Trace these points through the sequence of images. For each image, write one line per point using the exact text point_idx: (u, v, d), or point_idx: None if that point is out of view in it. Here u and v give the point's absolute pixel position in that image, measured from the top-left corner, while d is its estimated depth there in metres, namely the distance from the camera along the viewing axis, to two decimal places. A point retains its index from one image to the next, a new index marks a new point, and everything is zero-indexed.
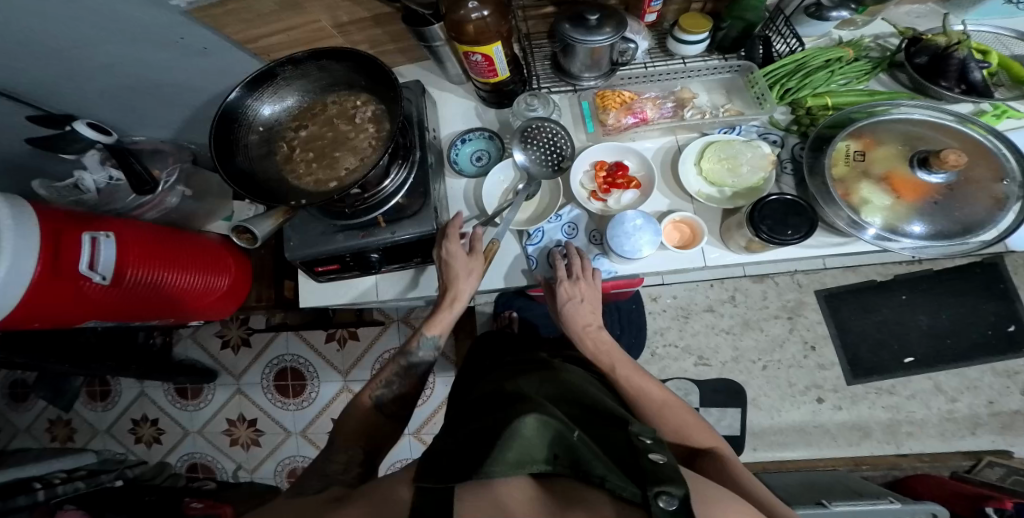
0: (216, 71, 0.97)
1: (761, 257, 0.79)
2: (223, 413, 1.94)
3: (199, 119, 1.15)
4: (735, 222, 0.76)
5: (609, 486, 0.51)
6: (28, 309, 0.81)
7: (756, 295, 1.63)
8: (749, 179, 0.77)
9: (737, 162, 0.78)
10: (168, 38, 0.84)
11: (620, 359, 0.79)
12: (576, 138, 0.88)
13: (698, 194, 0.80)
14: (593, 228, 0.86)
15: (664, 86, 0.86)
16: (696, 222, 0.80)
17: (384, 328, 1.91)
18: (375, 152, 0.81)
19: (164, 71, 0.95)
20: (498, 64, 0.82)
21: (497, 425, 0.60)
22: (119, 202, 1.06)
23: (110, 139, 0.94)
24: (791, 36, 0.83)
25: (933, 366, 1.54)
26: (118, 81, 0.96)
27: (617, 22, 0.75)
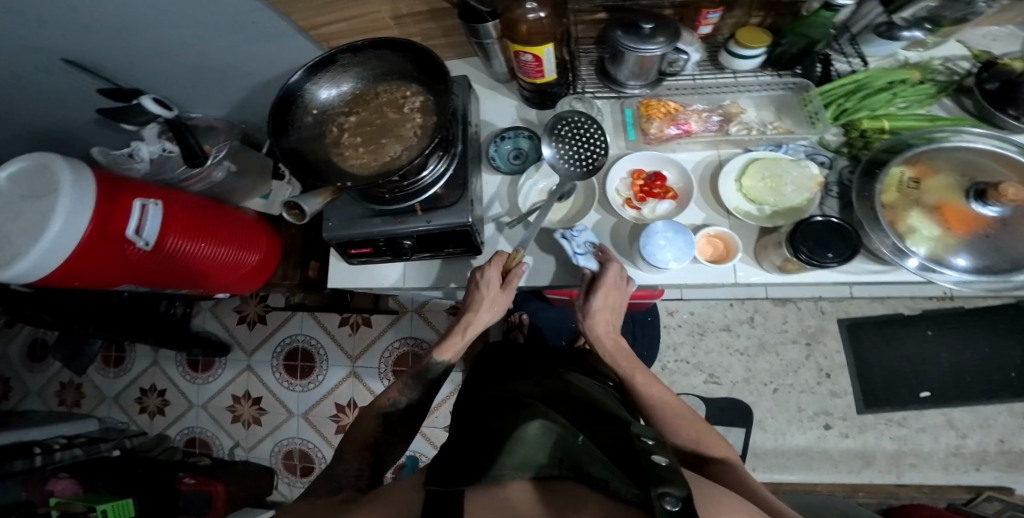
0: (273, 53, 1.00)
1: (795, 278, 0.79)
2: (229, 389, 1.97)
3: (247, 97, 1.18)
4: (772, 241, 0.76)
5: (612, 487, 0.51)
6: (76, 265, 0.88)
7: (776, 318, 1.62)
8: (793, 199, 0.77)
9: (780, 181, 0.78)
10: (239, 21, 0.89)
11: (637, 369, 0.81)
12: (615, 144, 0.89)
13: (736, 209, 0.80)
14: (625, 237, 0.86)
15: (711, 99, 0.86)
16: (731, 238, 0.80)
17: (398, 317, 1.92)
18: (419, 142, 0.83)
19: (225, 49, 0.98)
20: (546, 66, 0.82)
21: (503, 429, 0.63)
22: (170, 173, 1.12)
23: (170, 114, 1.04)
24: (854, 56, 0.83)
25: (948, 402, 1.52)
26: (178, 55, 1.00)
27: (670, 33, 0.76)
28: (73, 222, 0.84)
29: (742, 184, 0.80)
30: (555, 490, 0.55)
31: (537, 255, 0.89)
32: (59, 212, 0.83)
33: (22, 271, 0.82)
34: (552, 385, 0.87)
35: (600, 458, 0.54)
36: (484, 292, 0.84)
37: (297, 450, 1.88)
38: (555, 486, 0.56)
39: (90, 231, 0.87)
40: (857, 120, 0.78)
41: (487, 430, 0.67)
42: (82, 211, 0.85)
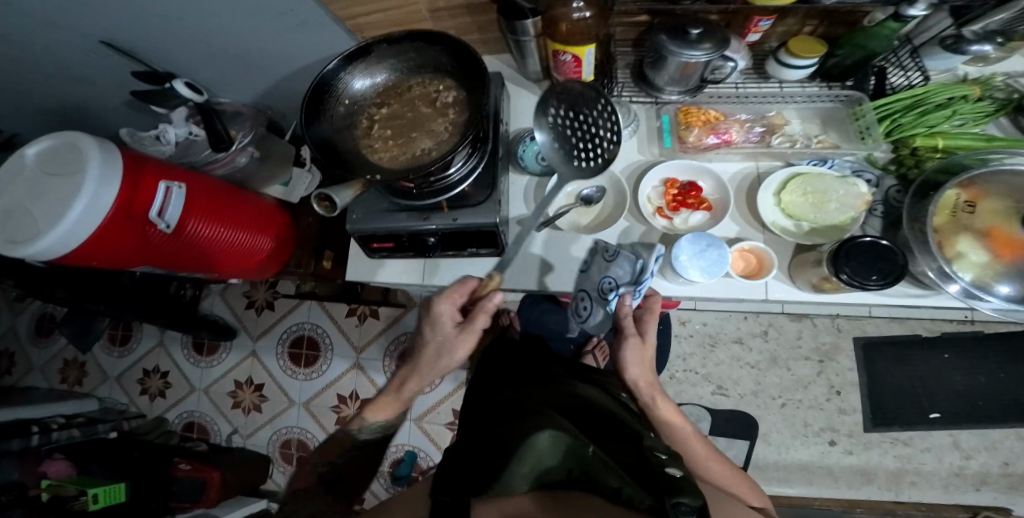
0: (304, 39, 0.99)
1: (829, 298, 0.77)
2: (232, 375, 1.95)
3: (270, 80, 1.17)
4: (811, 259, 0.75)
5: (626, 495, 0.54)
6: (98, 242, 0.92)
7: (790, 333, 1.60)
8: (834, 217, 0.75)
9: (824, 197, 0.76)
10: (276, 7, 0.89)
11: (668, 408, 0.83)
12: (649, 150, 0.87)
13: (773, 224, 0.78)
14: (656, 247, 0.84)
15: (753, 108, 0.84)
16: (767, 253, 0.78)
17: (406, 310, 1.90)
18: (450, 139, 0.81)
19: (255, 31, 0.97)
20: (585, 66, 0.81)
21: (515, 435, 0.66)
22: (194, 155, 1.19)
23: (199, 98, 1.08)
24: (913, 69, 0.79)
25: (957, 424, 1.51)
26: (206, 34, 0.99)
27: (717, 40, 0.73)
28: (96, 199, 0.88)
29: (782, 199, 0.78)
30: (564, 497, 0.56)
31: (568, 260, 0.87)
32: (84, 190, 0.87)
33: (42, 248, 0.86)
34: (563, 389, 0.87)
35: (613, 469, 0.57)
36: (435, 335, 0.80)
37: (295, 439, 1.87)
38: (564, 493, 0.57)
39: (114, 210, 0.91)
40: (910, 137, 0.76)
41: (499, 436, 0.69)
42: (105, 190, 0.89)
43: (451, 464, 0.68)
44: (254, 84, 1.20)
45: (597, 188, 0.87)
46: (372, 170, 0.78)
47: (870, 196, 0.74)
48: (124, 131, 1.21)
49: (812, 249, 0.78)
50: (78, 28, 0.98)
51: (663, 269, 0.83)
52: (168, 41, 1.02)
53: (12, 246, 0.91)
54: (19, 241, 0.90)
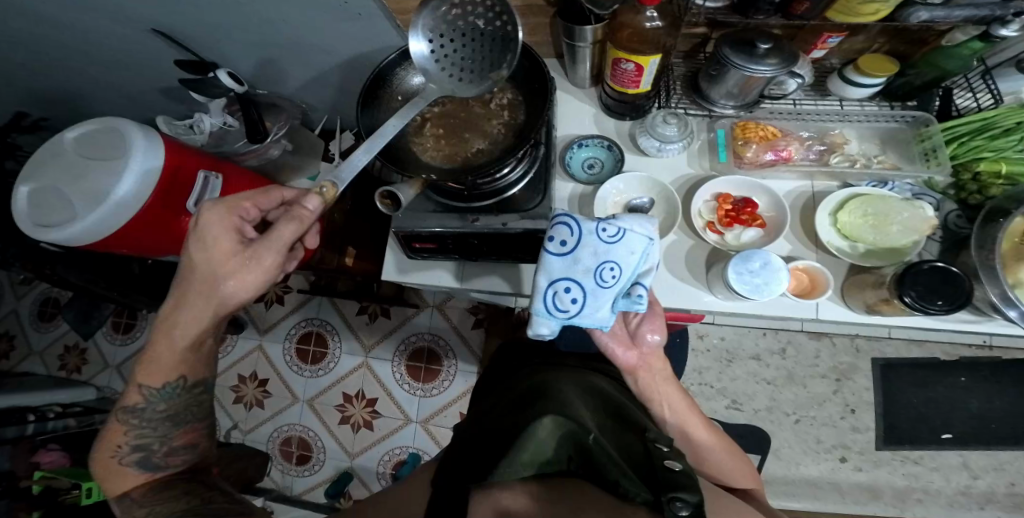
0: (353, 28, 0.99)
1: (881, 321, 0.77)
2: (236, 369, 1.92)
3: (304, 61, 1.16)
4: (869, 281, 0.75)
5: (623, 489, 0.57)
6: (137, 226, 0.99)
7: (808, 352, 1.60)
8: (896, 240, 0.75)
9: (886, 219, 0.76)
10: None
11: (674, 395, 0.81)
12: (700, 163, 0.86)
13: (829, 244, 0.78)
14: (705, 260, 0.83)
15: (811, 126, 0.85)
16: (824, 274, 0.77)
17: (418, 311, 1.87)
18: (509, 142, 0.79)
19: (303, 17, 0.97)
20: (644, 77, 0.79)
21: (518, 422, 0.68)
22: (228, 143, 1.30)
23: (241, 88, 1.17)
24: (984, 91, 0.78)
25: (968, 445, 1.50)
26: (249, 12, 0.98)
27: (782, 55, 0.73)
28: (134, 183, 0.95)
29: (841, 219, 0.77)
30: (560, 484, 0.60)
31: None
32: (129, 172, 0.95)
33: (75, 233, 0.92)
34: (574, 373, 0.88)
35: (612, 461, 0.59)
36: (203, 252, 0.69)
37: (296, 437, 1.84)
38: (558, 481, 0.61)
39: (154, 195, 0.99)
40: (974, 162, 0.76)
41: (503, 433, 0.69)
42: (141, 188, 0.96)
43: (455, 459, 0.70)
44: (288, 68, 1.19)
45: (647, 199, 0.85)
46: (426, 169, 0.76)
47: (938, 221, 0.74)
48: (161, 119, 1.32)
49: (869, 270, 0.77)
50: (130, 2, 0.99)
51: (711, 283, 0.82)
52: (215, 20, 1.03)
53: (39, 227, 0.97)
54: (47, 223, 0.97)
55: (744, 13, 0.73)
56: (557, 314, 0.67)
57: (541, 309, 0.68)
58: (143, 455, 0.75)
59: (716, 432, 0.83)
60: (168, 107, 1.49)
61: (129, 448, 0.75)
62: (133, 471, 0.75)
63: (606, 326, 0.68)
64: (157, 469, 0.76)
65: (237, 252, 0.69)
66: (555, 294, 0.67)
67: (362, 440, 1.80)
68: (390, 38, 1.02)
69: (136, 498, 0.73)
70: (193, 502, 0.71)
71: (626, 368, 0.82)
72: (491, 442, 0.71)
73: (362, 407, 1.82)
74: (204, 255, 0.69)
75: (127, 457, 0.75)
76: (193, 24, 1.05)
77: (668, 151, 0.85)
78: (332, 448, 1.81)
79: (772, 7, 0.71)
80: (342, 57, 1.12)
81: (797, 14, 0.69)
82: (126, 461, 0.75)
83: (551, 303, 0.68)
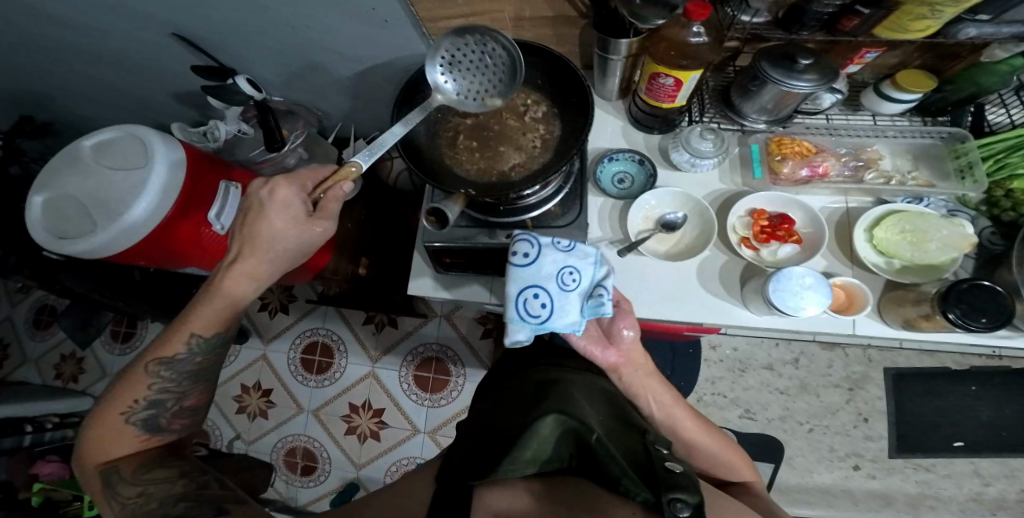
0: (379, 36, 0.98)
1: (920, 336, 0.78)
2: (239, 379, 1.88)
3: (319, 65, 1.14)
4: (908, 298, 0.75)
5: (623, 488, 0.59)
6: (158, 236, 1.01)
7: (821, 362, 1.60)
8: (935, 257, 0.76)
9: (923, 236, 0.76)
10: (360, 6, 0.89)
11: (659, 394, 0.82)
12: (735, 178, 0.86)
13: (865, 261, 0.79)
14: (739, 277, 0.83)
15: (844, 141, 0.85)
16: (863, 291, 0.77)
17: (425, 320, 1.85)
18: (544, 158, 0.79)
19: (324, 21, 0.96)
20: (682, 92, 0.79)
21: (523, 421, 0.72)
22: (243, 151, 1.30)
23: (258, 94, 1.19)
24: (1016, 108, 0.79)
25: (980, 453, 1.49)
26: (270, 16, 0.97)
27: (821, 71, 0.73)
28: (155, 196, 0.98)
29: (878, 235, 0.78)
30: (563, 485, 0.63)
31: (655, 286, 0.84)
32: (149, 184, 0.97)
33: (104, 241, 0.95)
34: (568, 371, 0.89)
35: (614, 458, 0.62)
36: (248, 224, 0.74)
37: (301, 447, 1.80)
38: (559, 480, 0.64)
39: (175, 207, 1.01)
40: (1009, 179, 0.76)
41: (505, 431, 0.72)
42: (166, 191, 0.99)
43: (458, 452, 0.73)
44: (304, 72, 1.18)
45: (680, 214, 0.85)
46: (463, 184, 0.76)
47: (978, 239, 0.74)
48: (176, 127, 1.32)
49: (906, 287, 0.78)
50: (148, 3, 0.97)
51: (746, 299, 0.81)
52: (233, 22, 1.01)
53: (62, 239, 1.00)
54: (71, 235, 1.01)
55: (787, 29, 0.73)
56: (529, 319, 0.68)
57: (512, 316, 0.69)
58: (152, 415, 0.76)
59: (701, 421, 0.85)
60: (176, 112, 1.46)
61: (143, 407, 0.76)
62: (128, 440, 0.74)
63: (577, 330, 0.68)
64: (157, 432, 0.77)
65: (309, 224, 0.73)
66: (523, 299, 0.69)
67: (369, 450, 1.76)
68: (414, 45, 1.01)
69: (124, 473, 0.71)
70: (189, 487, 0.70)
71: (608, 366, 0.80)
72: (491, 438, 0.73)
73: (368, 418, 1.79)
74: (270, 222, 0.72)
75: (130, 419, 0.75)
76: (212, 27, 1.04)
77: (700, 166, 0.85)
78: (338, 458, 1.78)
79: (816, 24, 0.71)
80: (359, 62, 1.10)
81: (843, 31, 0.70)
82: (130, 420, 0.75)
83: (522, 309, 0.69)
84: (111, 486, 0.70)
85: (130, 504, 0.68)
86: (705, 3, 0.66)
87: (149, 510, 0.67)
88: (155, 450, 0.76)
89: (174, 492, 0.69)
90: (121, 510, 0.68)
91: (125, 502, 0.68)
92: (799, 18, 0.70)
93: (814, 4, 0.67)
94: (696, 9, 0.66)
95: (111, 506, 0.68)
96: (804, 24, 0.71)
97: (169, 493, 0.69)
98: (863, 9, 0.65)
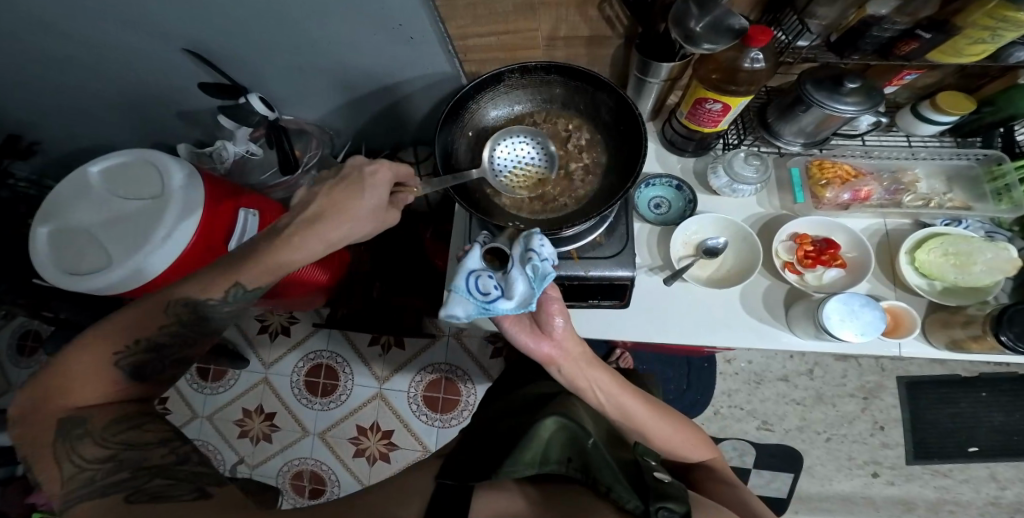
0: (406, 53, 0.97)
1: (963, 356, 0.83)
2: (241, 402, 1.68)
3: (342, 84, 1.12)
4: (954, 320, 0.81)
5: (615, 496, 0.60)
6: (178, 267, 0.98)
7: (835, 372, 1.57)
8: (981, 278, 0.81)
9: (970, 259, 0.82)
10: (386, 21, 0.87)
11: (601, 382, 0.75)
12: (780, 200, 0.93)
13: (911, 284, 0.84)
14: (786, 301, 0.87)
15: (884, 164, 0.93)
16: (909, 313, 0.82)
17: (433, 340, 1.67)
18: (594, 184, 0.81)
19: (350, 38, 0.94)
20: (727, 116, 0.83)
21: (522, 429, 0.74)
22: (254, 175, 1.28)
23: (270, 113, 1.15)
24: None
25: (995, 457, 1.50)
26: (301, 35, 0.95)
27: (866, 95, 0.74)
28: (175, 230, 0.95)
29: (921, 257, 0.83)
30: (559, 495, 0.64)
31: (702, 311, 0.86)
32: (168, 218, 0.95)
33: (121, 277, 0.93)
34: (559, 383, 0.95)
35: (608, 465, 0.64)
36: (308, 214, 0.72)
37: (309, 470, 1.61)
38: (559, 488, 0.66)
39: (195, 240, 0.98)
40: None
41: (507, 437, 0.74)
42: (183, 216, 0.96)
43: (453, 454, 0.72)
44: (322, 89, 1.15)
45: (722, 240, 0.88)
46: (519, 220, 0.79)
47: (1020, 261, 0.79)
48: (182, 147, 1.27)
49: (949, 309, 0.83)
50: (167, 20, 0.94)
51: (792, 324, 0.84)
52: (255, 42, 0.99)
53: (76, 275, 0.97)
54: (84, 271, 0.97)
55: (840, 53, 0.79)
56: (478, 296, 0.66)
57: (460, 285, 0.67)
58: (148, 363, 0.67)
59: (662, 411, 0.81)
60: (175, 130, 1.39)
61: (146, 348, 0.67)
62: (105, 386, 0.64)
63: (526, 305, 0.64)
64: (144, 382, 0.67)
65: (388, 213, 0.75)
66: (477, 279, 0.68)
67: (379, 474, 1.58)
68: (437, 62, 0.99)
69: (91, 427, 0.60)
70: (169, 458, 0.60)
71: (543, 359, 0.72)
72: (495, 442, 0.74)
73: (378, 440, 1.61)
74: (369, 202, 0.72)
75: (124, 360, 0.66)
76: (230, 45, 1.00)
77: (740, 191, 0.91)
78: (347, 479, 1.59)
79: (871, 48, 0.77)
80: (379, 78, 1.08)
81: (898, 55, 0.76)
82: (119, 363, 0.65)
83: (472, 284, 0.67)
84: (69, 439, 0.59)
85: (92, 469, 0.57)
86: (762, 28, 0.71)
87: (116, 480, 0.56)
88: (136, 409, 0.65)
89: (154, 462, 0.59)
90: (78, 473, 0.57)
91: (83, 466, 0.57)
92: (855, 42, 0.77)
93: (874, 29, 0.73)
94: (757, 35, 0.71)
95: (66, 466, 0.57)
96: (858, 48, 0.77)
97: (143, 463, 0.58)
98: (924, 33, 0.71)
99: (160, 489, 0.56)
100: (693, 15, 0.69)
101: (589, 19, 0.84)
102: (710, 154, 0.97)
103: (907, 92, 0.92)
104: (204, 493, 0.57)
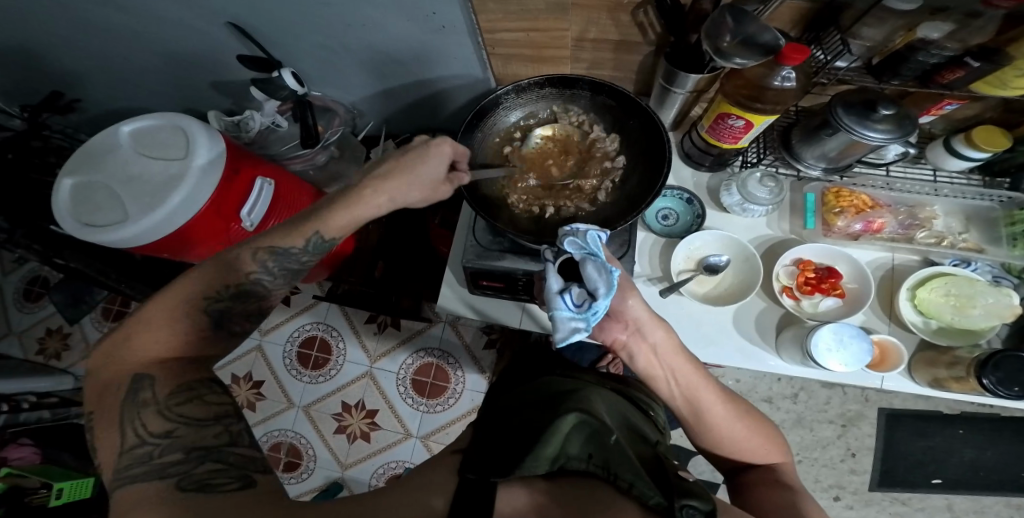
0: (435, 43, 0.97)
1: (938, 394, 0.87)
2: (231, 367, 1.69)
3: (364, 65, 1.11)
4: (940, 360, 0.85)
5: (636, 493, 0.58)
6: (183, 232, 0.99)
7: (818, 397, 1.57)
8: (976, 322, 0.84)
9: (968, 302, 0.85)
10: (421, 9, 0.86)
11: (681, 366, 0.68)
12: (791, 223, 0.95)
13: (908, 320, 0.87)
14: (779, 325, 0.90)
15: (902, 198, 0.95)
16: (897, 348, 0.86)
17: (429, 325, 1.69)
18: (620, 181, 0.85)
19: (381, 23, 0.94)
20: (748, 133, 0.83)
21: (537, 422, 0.70)
22: (273, 144, 1.28)
23: (300, 89, 1.13)
24: None
25: (956, 490, 1.51)
26: (332, 12, 0.93)
27: (898, 122, 0.74)
28: (188, 198, 0.96)
29: (920, 295, 0.86)
30: (572, 487, 0.61)
31: (691, 326, 0.89)
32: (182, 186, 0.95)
33: (139, 232, 0.94)
34: (577, 381, 0.85)
35: (628, 462, 0.60)
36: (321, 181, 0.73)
37: (287, 443, 1.62)
38: (570, 483, 0.62)
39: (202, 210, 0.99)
40: None
41: (521, 429, 0.70)
42: (202, 185, 0.97)
43: (468, 448, 0.68)
44: (342, 68, 1.15)
45: (724, 258, 0.91)
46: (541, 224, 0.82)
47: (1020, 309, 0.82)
48: (210, 113, 1.28)
49: (938, 347, 0.87)
50: None
51: (780, 348, 0.87)
52: (286, 18, 0.97)
53: (90, 227, 0.98)
54: (99, 224, 0.98)
55: (878, 77, 0.79)
56: (578, 309, 0.62)
57: (557, 308, 0.63)
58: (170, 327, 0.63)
59: (731, 401, 0.72)
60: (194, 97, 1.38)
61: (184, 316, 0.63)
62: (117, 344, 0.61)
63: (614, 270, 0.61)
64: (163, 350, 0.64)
65: (440, 187, 0.77)
66: (569, 295, 0.63)
67: (358, 453, 1.59)
68: (465, 55, 0.99)
69: (156, 392, 0.56)
70: (222, 439, 0.55)
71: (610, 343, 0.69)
72: (511, 438, 0.68)
73: (361, 420, 1.62)
74: (428, 172, 0.74)
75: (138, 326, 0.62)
76: (258, 16, 0.99)
77: (751, 210, 0.93)
78: (325, 457, 1.60)
79: (913, 74, 0.77)
80: (402, 62, 1.07)
81: (940, 82, 0.76)
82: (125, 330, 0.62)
83: (567, 299, 0.63)
84: (137, 402, 0.55)
85: (150, 443, 0.53)
86: (799, 49, 0.68)
87: (171, 460, 0.51)
88: (201, 374, 0.60)
89: (206, 443, 0.53)
90: (137, 446, 0.52)
91: (144, 438, 0.53)
92: (896, 66, 0.77)
93: (922, 52, 0.72)
94: (791, 53, 0.68)
95: (126, 436, 0.53)
96: (898, 74, 0.77)
97: (197, 443, 0.53)
98: (973, 62, 0.70)
99: (207, 476, 0.51)
100: (728, 28, 0.68)
101: (621, 24, 0.85)
102: (726, 170, 0.98)
103: (942, 122, 0.93)
104: (249, 482, 0.52)
